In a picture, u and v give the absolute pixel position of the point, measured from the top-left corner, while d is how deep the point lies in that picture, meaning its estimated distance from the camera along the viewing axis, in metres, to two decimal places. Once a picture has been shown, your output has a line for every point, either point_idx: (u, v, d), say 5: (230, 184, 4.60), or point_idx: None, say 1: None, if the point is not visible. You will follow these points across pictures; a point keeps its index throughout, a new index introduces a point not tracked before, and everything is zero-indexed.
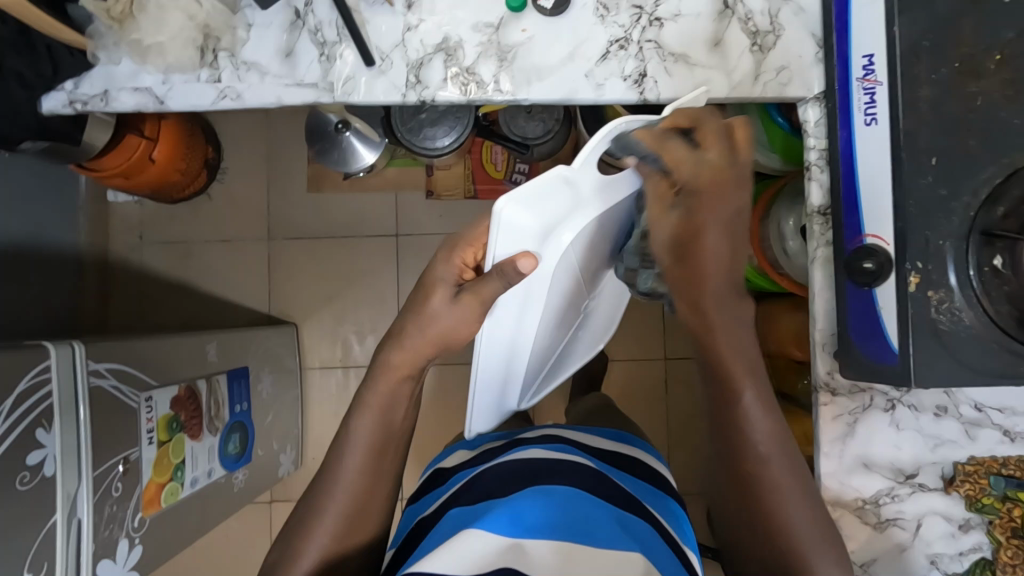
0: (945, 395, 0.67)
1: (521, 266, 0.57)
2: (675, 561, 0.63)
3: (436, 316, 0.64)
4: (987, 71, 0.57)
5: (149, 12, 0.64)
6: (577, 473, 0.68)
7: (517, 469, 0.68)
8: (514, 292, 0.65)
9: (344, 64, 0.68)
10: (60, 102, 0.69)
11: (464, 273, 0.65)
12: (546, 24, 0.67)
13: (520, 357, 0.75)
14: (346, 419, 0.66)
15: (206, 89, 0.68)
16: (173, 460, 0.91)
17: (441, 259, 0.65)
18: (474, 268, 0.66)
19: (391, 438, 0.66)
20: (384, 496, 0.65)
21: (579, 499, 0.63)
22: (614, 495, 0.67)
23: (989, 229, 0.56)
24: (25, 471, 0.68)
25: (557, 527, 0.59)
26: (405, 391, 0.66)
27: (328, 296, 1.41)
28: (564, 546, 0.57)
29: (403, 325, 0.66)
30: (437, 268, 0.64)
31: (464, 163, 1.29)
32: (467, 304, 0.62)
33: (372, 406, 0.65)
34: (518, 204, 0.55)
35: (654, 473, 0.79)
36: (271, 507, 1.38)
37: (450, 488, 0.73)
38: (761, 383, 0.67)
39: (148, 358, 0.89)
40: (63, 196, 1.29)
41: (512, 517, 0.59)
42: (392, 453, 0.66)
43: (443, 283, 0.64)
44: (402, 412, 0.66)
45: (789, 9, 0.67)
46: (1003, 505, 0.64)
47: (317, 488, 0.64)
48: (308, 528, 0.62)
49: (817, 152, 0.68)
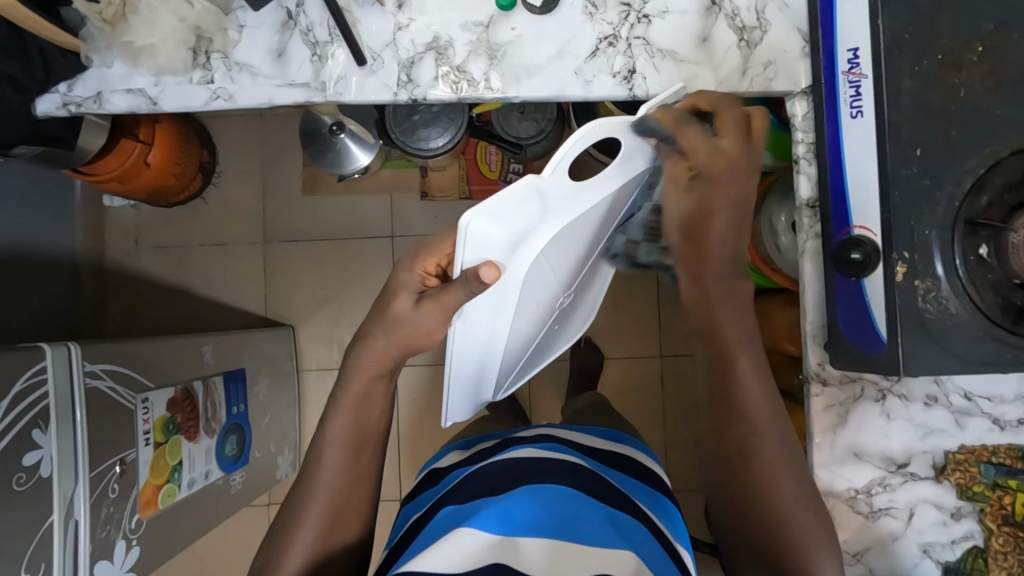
0: (934, 384, 0.68)
1: (483, 276, 0.57)
2: (665, 557, 0.64)
3: (402, 319, 0.65)
4: (969, 63, 0.58)
5: (141, 13, 0.64)
6: (569, 472, 0.69)
7: (510, 467, 0.68)
8: (484, 296, 0.65)
9: (335, 64, 0.68)
10: (54, 104, 0.69)
11: (427, 281, 0.66)
12: (534, 22, 0.68)
13: (492, 358, 0.76)
14: (322, 420, 0.67)
15: (199, 91, 0.69)
16: (170, 461, 0.91)
17: (404, 267, 0.66)
18: (438, 276, 0.66)
19: (368, 436, 0.66)
20: (366, 494, 0.65)
21: (570, 496, 0.64)
22: (605, 491, 0.68)
23: (973, 219, 0.57)
24: (22, 472, 0.68)
25: (546, 526, 0.59)
26: (379, 390, 0.67)
27: (324, 298, 1.41)
28: (555, 545, 0.57)
29: (369, 328, 0.67)
30: (399, 276, 0.66)
31: (459, 164, 1.30)
32: (428, 311, 0.63)
33: (348, 406, 0.66)
34: (484, 216, 0.57)
35: (647, 471, 0.80)
36: (269, 510, 1.38)
37: (444, 488, 0.73)
38: (756, 352, 0.67)
39: (145, 359, 0.89)
40: (59, 201, 1.29)
41: (502, 516, 0.59)
42: (370, 450, 0.66)
43: (405, 290, 0.65)
44: (380, 405, 0.67)
45: (775, 6, 0.68)
46: (994, 493, 0.65)
47: (300, 489, 0.64)
48: (295, 522, 0.62)
49: (805, 146, 0.69)
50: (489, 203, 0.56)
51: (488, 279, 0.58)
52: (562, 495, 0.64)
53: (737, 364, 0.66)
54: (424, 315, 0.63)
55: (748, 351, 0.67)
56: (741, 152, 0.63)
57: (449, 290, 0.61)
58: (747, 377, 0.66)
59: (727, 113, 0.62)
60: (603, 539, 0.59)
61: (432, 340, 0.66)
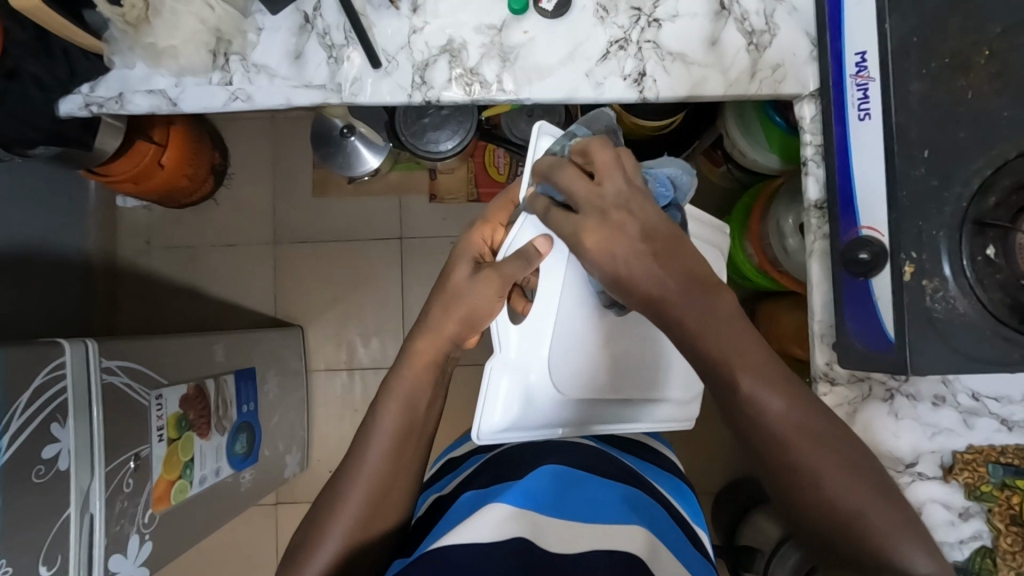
0: (942, 384, 0.68)
1: (539, 245, 0.68)
2: (688, 545, 0.65)
3: (459, 293, 0.69)
4: (976, 66, 0.59)
5: (164, 16, 0.66)
6: (586, 458, 0.71)
7: (533, 454, 0.71)
8: (496, 363, 0.71)
9: (351, 66, 0.70)
10: (76, 105, 0.71)
11: (484, 254, 0.75)
12: (546, 26, 0.69)
13: (595, 357, 0.74)
14: (370, 409, 0.67)
15: (218, 91, 0.70)
16: (182, 457, 0.92)
17: (464, 241, 0.75)
18: (492, 252, 0.75)
19: (414, 426, 0.66)
20: (406, 490, 0.66)
21: (589, 481, 0.66)
22: (625, 476, 0.70)
23: (980, 219, 0.58)
24: (41, 465, 0.69)
25: (570, 510, 0.61)
26: (426, 380, 0.68)
27: (332, 298, 1.42)
28: (578, 528, 0.59)
29: (428, 312, 0.70)
30: (459, 249, 0.75)
31: (467, 167, 1.33)
32: (486, 278, 0.69)
33: (396, 395, 0.66)
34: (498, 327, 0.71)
35: (661, 457, 0.82)
36: (276, 509, 1.39)
37: (462, 474, 0.75)
38: (761, 358, 0.52)
39: (158, 357, 0.90)
40: (73, 202, 1.32)
41: (528, 494, 0.62)
42: (414, 442, 0.66)
43: (465, 259, 0.73)
44: (427, 398, 0.67)
45: (783, 10, 0.69)
46: (1002, 493, 0.65)
47: (332, 488, 0.65)
48: (332, 509, 0.63)
49: (813, 147, 0.69)
50: (487, 372, 0.70)
51: (544, 250, 0.68)
52: (583, 485, 0.65)
53: (765, 414, 0.51)
54: (479, 283, 0.69)
55: (748, 355, 0.52)
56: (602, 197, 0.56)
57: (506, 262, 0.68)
58: (751, 384, 0.51)
59: (563, 169, 0.59)
60: (615, 516, 0.61)
61: (492, 313, 0.69)
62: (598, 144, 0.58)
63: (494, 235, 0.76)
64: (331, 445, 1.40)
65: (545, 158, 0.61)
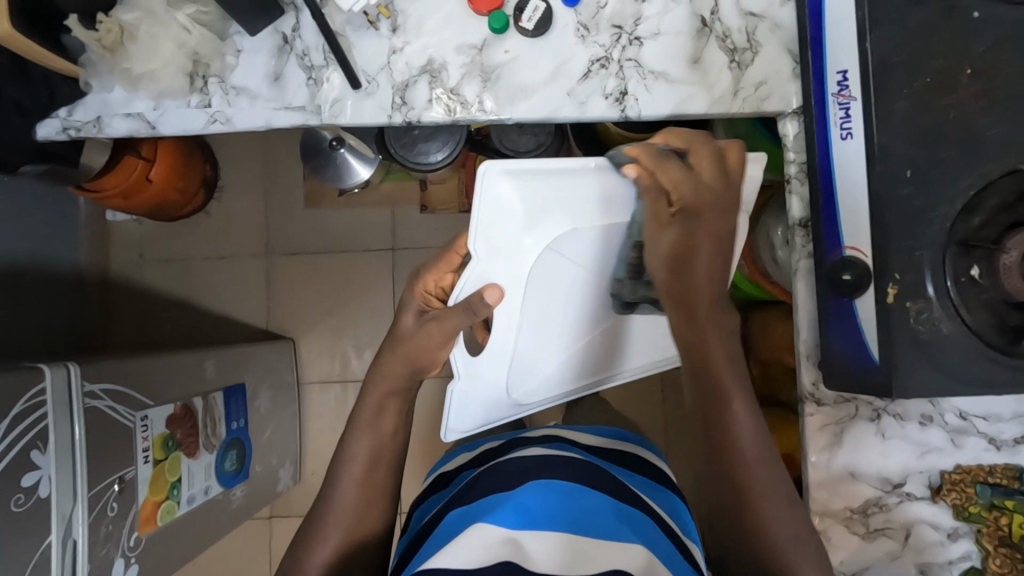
0: (929, 404, 0.67)
1: (488, 297, 0.68)
2: (676, 554, 0.65)
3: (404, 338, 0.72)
4: (960, 84, 0.58)
5: (139, 40, 0.66)
6: (575, 467, 0.70)
7: (521, 464, 0.70)
8: (460, 383, 0.76)
9: (330, 87, 0.69)
10: (55, 129, 0.70)
11: (430, 302, 0.75)
12: (528, 45, 0.68)
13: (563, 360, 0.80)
14: (342, 442, 0.70)
15: (197, 114, 0.69)
16: (169, 478, 0.91)
17: (408, 290, 0.76)
18: (439, 298, 0.76)
19: (386, 450, 0.69)
20: (383, 510, 0.68)
21: (578, 490, 0.66)
22: (614, 488, 0.69)
23: (965, 240, 0.57)
24: (22, 492, 0.68)
25: (558, 520, 0.61)
26: (391, 404, 0.71)
27: (325, 311, 1.42)
28: (567, 540, 0.59)
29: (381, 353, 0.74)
30: (404, 298, 0.76)
31: (458, 177, 1.31)
32: (431, 328, 0.70)
33: (364, 423, 0.70)
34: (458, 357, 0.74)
35: (654, 469, 0.81)
36: (271, 523, 1.38)
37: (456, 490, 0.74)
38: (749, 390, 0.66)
39: (145, 376, 0.90)
40: (64, 217, 1.31)
41: (517, 510, 0.61)
42: (385, 467, 0.69)
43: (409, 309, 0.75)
44: (393, 424, 0.71)
45: (766, 26, 0.68)
46: (991, 514, 0.65)
47: (315, 516, 0.67)
48: (316, 537, 0.65)
49: (797, 165, 0.69)
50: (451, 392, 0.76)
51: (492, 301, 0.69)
52: (571, 495, 0.65)
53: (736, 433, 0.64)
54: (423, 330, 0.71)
55: (738, 387, 0.66)
56: (720, 183, 0.66)
57: (451, 313, 0.69)
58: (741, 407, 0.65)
59: (701, 147, 0.67)
60: (604, 531, 0.61)
61: (434, 361, 0.72)
62: (733, 149, 0.67)
63: (442, 279, 0.76)
64: (325, 457, 1.39)
65: (679, 133, 0.68)
